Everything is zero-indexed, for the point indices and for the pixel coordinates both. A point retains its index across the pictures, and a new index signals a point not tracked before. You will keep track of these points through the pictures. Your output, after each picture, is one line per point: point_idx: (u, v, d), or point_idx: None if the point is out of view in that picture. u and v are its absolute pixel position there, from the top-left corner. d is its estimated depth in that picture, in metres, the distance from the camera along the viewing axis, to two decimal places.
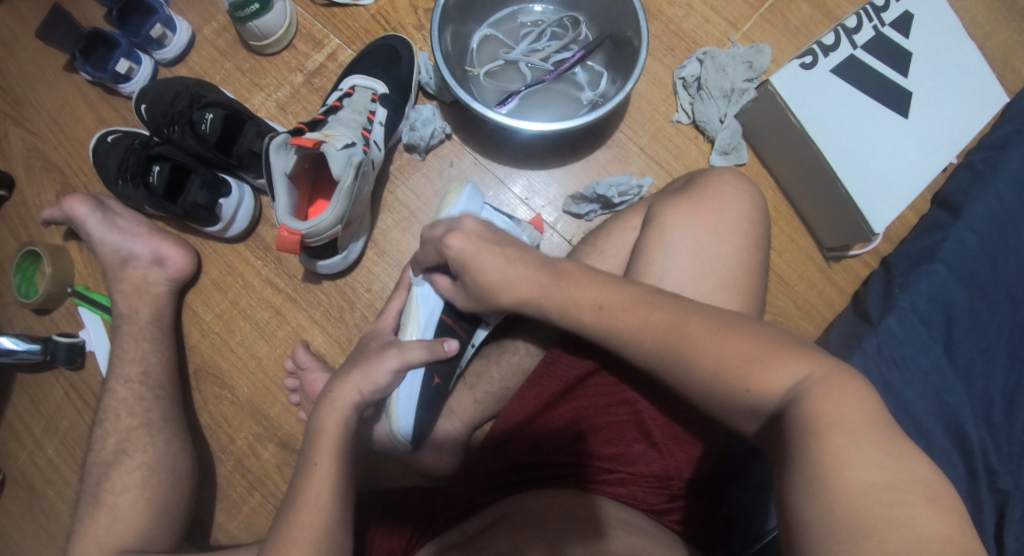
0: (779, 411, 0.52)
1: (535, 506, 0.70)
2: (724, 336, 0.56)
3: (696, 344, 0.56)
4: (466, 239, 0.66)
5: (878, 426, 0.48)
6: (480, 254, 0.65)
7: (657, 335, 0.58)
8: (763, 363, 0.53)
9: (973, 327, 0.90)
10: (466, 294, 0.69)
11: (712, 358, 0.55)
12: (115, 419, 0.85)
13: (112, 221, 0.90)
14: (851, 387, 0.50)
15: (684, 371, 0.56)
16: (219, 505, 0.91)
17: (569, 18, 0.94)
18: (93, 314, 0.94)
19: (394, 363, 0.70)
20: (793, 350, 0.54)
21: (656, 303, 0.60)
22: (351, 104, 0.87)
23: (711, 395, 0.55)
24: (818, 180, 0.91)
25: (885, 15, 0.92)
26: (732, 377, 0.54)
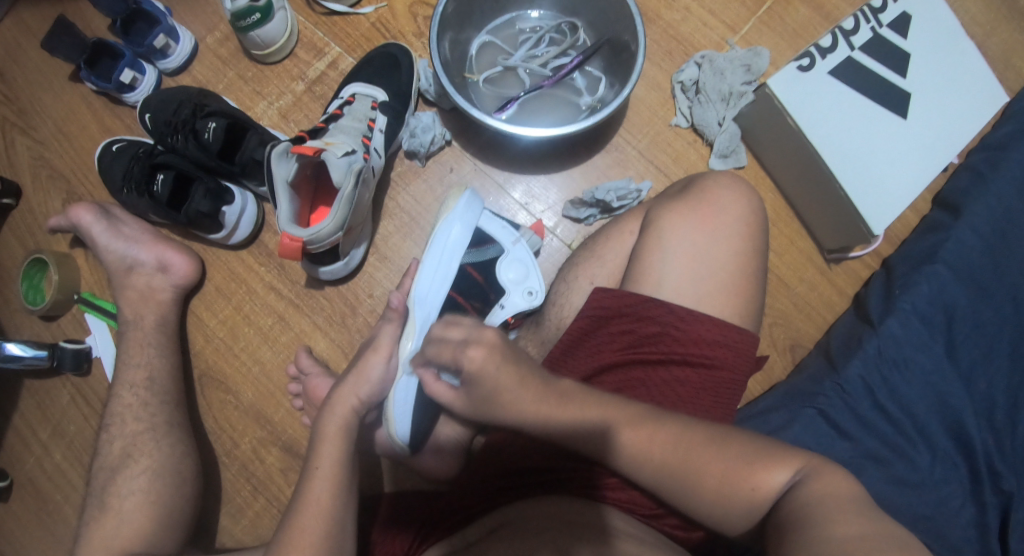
0: (777, 513, 0.56)
1: (535, 514, 0.70)
2: (710, 446, 0.60)
3: (699, 460, 0.59)
4: (488, 353, 0.63)
5: (856, 502, 0.54)
6: (502, 373, 0.63)
7: (664, 447, 0.60)
8: (748, 468, 0.58)
9: (974, 328, 0.90)
10: (467, 404, 0.65)
11: (714, 469, 0.59)
12: (121, 424, 0.86)
13: (117, 228, 0.91)
14: (834, 477, 0.57)
15: (686, 488, 0.60)
16: (224, 509, 0.92)
17: (567, 24, 0.94)
18: (98, 321, 0.96)
19: (382, 357, 0.74)
20: (776, 453, 0.59)
21: (655, 423, 0.62)
22: (351, 112, 0.89)
23: (713, 504, 0.59)
24: (816, 182, 0.92)
25: (882, 17, 0.92)
26: (735, 484, 0.58)
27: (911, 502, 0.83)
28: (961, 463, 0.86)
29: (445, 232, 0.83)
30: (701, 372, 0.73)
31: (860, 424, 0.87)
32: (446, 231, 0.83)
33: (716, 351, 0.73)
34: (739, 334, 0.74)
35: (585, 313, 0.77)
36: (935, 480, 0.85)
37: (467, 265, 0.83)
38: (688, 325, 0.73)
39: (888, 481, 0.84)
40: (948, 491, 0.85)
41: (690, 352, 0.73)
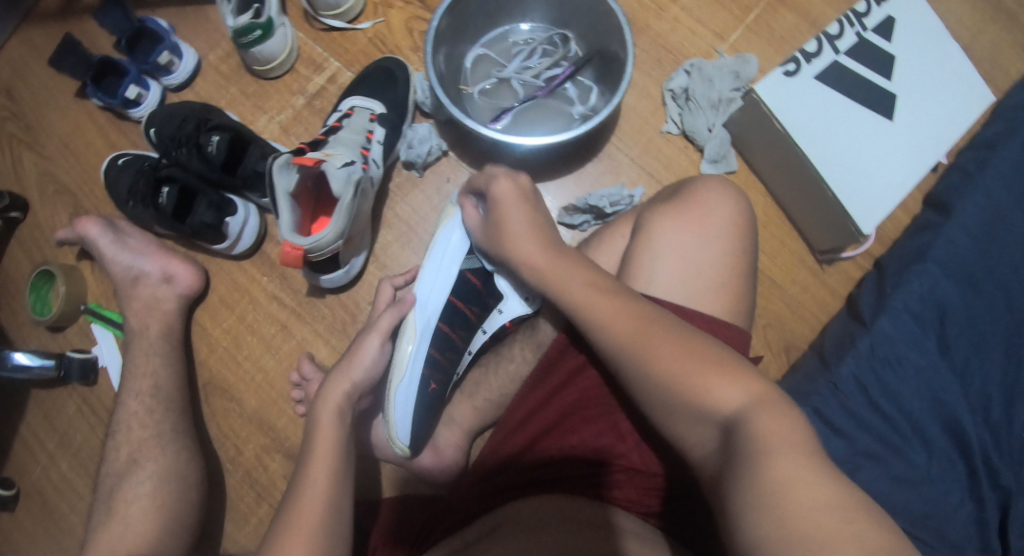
0: (726, 429, 0.54)
1: (537, 511, 0.72)
2: (674, 337, 0.60)
3: (661, 354, 0.59)
4: (512, 190, 0.71)
5: (810, 451, 0.51)
6: (513, 205, 0.71)
7: (631, 328, 0.62)
8: (700, 373, 0.57)
9: (966, 325, 0.92)
10: (483, 230, 0.75)
11: (671, 365, 0.58)
12: (127, 430, 0.87)
13: (122, 241, 0.94)
14: (786, 418, 0.53)
15: (645, 377, 0.60)
16: (228, 516, 0.93)
17: (559, 35, 0.97)
18: (104, 331, 0.98)
19: (376, 339, 0.78)
20: (738, 372, 0.57)
21: (632, 305, 0.64)
22: (350, 124, 0.90)
23: (666, 402, 0.58)
24: (805, 185, 0.94)
25: (867, 21, 0.95)
26: (687, 387, 0.57)
27: (908, 497, 0.85)
28: (956, 457, 0.88)
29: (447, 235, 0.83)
30: None
31: (855, 421, 0.88)
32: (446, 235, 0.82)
33: None
34: (733, 331, 0.76)
35: None
36: (932, 475, 0.86)
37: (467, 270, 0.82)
38: (683, 324, 0.75)
39: (884, 477, 0.86)
40: (946, 487, 0.86)
41: None
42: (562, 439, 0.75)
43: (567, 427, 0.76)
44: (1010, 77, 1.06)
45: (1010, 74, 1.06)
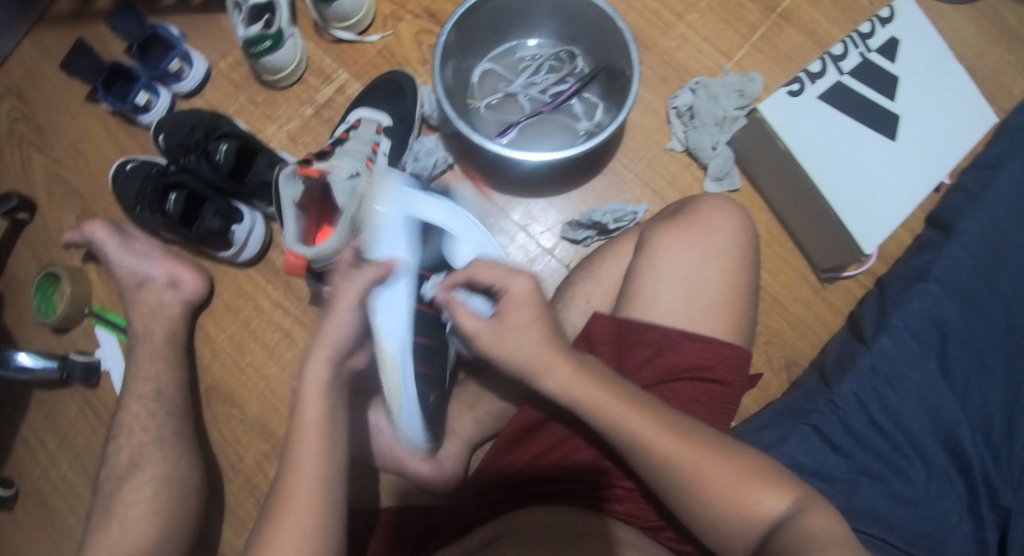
0: (773, 536, 0.62)
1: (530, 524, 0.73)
2: (716, 456, 0.65)
3: (704, 469, 0.64)
4: (525, 291, 0.68)
5: (843, 541, 0.62)
6: (529, 307, 0.68)
7: (675, 443, 0.64)
8: (746, 487, 0.63)
9: (967, 344, 0.92)
10: (491, 334, 0.68)
11: (718, 479, 0.64)
12: (129, 433, 0.88)
13: (129, 244, 0.95)
14: (822, 513, 0.63)
15: (687, 490, 0.64)
16: (227, 522, 0.94)
17: (565, 52, 0.98)
18: (108, 334, 0.98)
19: (350, 307, 0.68)
20: (770, 477, 0.64)
21: (670, 422, 0.66)
22: (357, 135, 0.91)
23: (710, 515, 0.64)
24: (806, 204, 0.95)
25: (870, 42, 0.96)
26: (734, 499, 0.63)
27: (909, 517, 0.85)
28: (956, 478, 0.88)
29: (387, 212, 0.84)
30: (695, 386, 0.75)
31: (855, 439, 0.89)
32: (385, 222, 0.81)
33: (708, 368, 0.76)
34: (730, 351, 0.77)
35: (583, 338, 0.80)
36: (933, 496, 0.87)
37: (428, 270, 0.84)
38: (679, 345, 0.76)
39: (883, 495, 0.86)
40: (945, 506, 0.86)
41: (681, 370, 0.75)
42: (563, 460, 0.76)
43: (568, 451, 0.77)
44: (1014, 97, 1.06)
45: (1014, 94, 1.06)
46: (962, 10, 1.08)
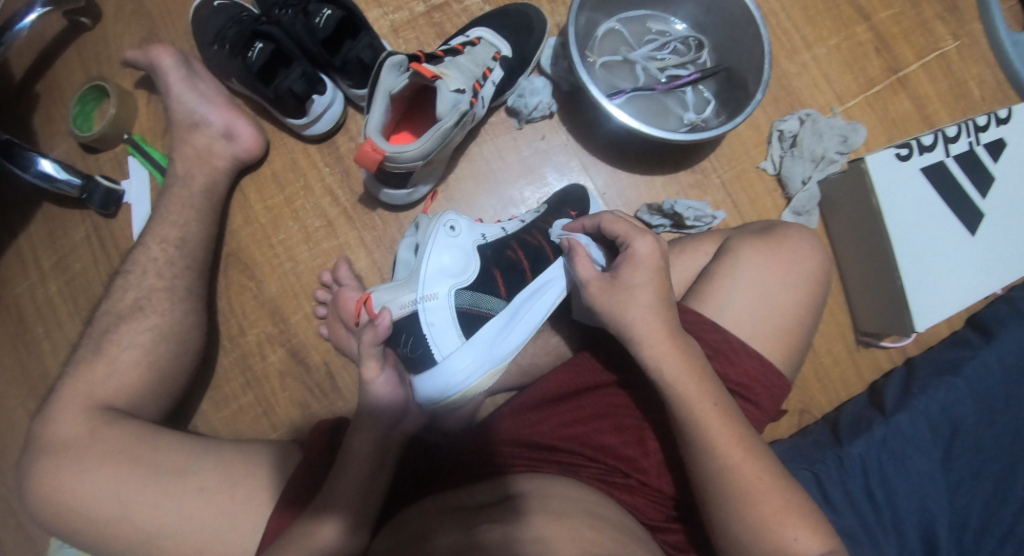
0: None
1: (553, 491, 0.70)
2: (771, 482, 0.67)
3: (757, 492, 0.66)
4: (653, 252, 0.73)
5: None
6: (647, 275, 0.72)
7: (737, 455, 0.67)
8: (788, 520, 0.66)
9: (973, 446, 0.93)
10: (603, 287, 0.73)
11: (766, 508, 0.66)
12: (140, 274, 0.82)
13: (193, 82, 0.88)
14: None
15: (734, 505, 0.66)
16: (210, 394, 0.90)
17: (695, 39, 0.94)
18: (140, 167, 0.91)
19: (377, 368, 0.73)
20: (813, 520, 0.67)
21: (739, 430, 0.68)
22: (472, 53, 0.86)
23: (747, 534, 0.66)
24: (876, 267, 0.93)
25: (983, 135, 0.94)
26: (771, 531, 0.65)
27: None
28: None
29: (457, 373, 0.80)
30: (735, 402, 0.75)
31: (848, 500, 0.90)
32: (461, 370, 0.80)
33: (751, 389, 0.76)
34: (778, 380, 0.77)
35: None
36: None
37: (495, 269, 0.82)
38: (733, 362, 0.76)
39: None
40: None
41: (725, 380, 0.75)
42: (586, 438, 0.76)
43: (593, 428, 0.77)
44: None
45: None
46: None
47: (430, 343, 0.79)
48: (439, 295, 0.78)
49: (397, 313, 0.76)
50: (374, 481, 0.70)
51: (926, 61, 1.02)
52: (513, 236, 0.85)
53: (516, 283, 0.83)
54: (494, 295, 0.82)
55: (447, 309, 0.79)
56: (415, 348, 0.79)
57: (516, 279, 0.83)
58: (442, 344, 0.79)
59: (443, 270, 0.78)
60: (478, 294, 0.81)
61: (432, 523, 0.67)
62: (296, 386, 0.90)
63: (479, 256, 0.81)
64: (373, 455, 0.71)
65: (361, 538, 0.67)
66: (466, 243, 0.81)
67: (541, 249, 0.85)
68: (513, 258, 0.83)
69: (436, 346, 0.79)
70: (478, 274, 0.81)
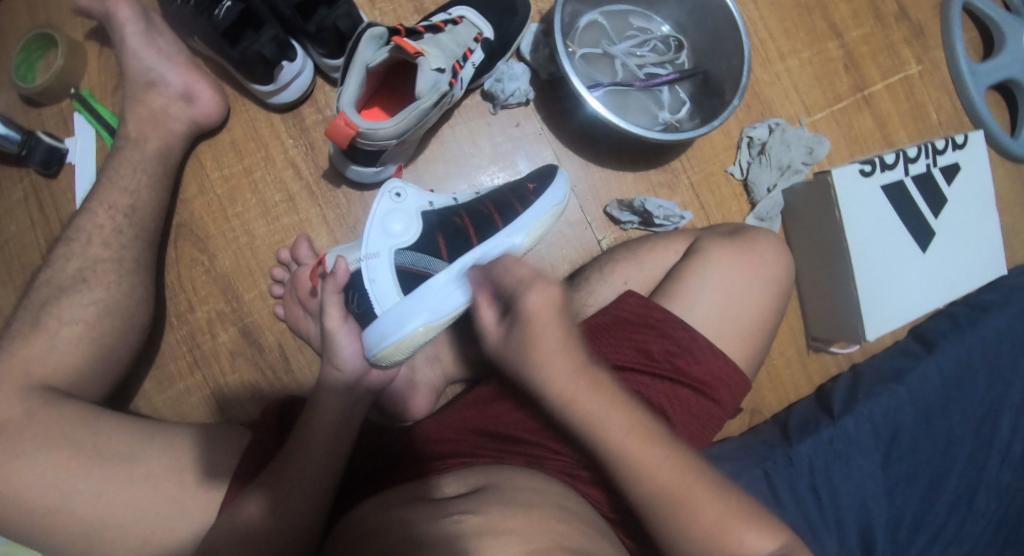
0: None
1: (519, 483, 0.70)
2: (712, 494, 0.66)
3: (699, 504, 0.65)
4: (550, 302, 0.65)
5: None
6: (547, 331, 0.65)
7: (668, 477, 0.65)
8: (733, 527, 0.65)
9: (910, 450, 0.99)
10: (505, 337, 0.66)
11: (709, 517, 0.65)
12: (85, 243, 0.77)
13: (153, 38, 0.82)
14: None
15: (673, 520, 0.65)
16: (153, 372, 0.85)
17: (675, 39, 0.95)
18: (87, 125, 0.84)
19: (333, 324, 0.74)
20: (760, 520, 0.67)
21: None
22: (454, 32, 0.83)
23: (692, 547, 0.65)
24: (832, 275, 0.96)
25: (939, 158, 0.98)
26: (715, 536, 0.65)
27: None
28: None
29: (396, 326, 0.73)
30: (697, 399, 0.76)
31: (795, 498, 0.93)
32: (402, 323, 0.73)
33: (713, 388, 0.77)
34: (739, 380, 0.78)
35: (607, 312, 0.80)
36: None
37: (438, 233, 0.78)
38: (697, 364, 0.77)
39: None
40: None
41: (692, 377, 0.77)
42: (552, 431, 0.76)
43: (557, 422, 0.76)
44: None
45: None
46: (1013, 165, 1.11)
47: (371, 299, 0.75)
48: (380, 254, 0.75)
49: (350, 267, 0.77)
50: (324, 467, 0.69)
51: (888, 82, 1.06)
52: (464, 205, 0.82)
53: (463, 248, 0.78)
54: (437, 258, 0.77)
55: (390, 266, 0.75)
56: (361, 304, 0.76)
57: (463, 244, 0.78)
58: (383, 300, 0.75)
59: (383, 229, 0.75)
60: (423, 255, 0.77)
61: (390, 515, 0.64)
62: (247, 367, 0.86)
63: (424, 220, 0.78)
64: (332, 438, 0.71)
65: (297, 525, 0.66)
66: (412, 208, 0.77)
67: (491, 218, 0.80)
68: (461, 225, 0.79)
69: (377, 302, 0.75)
70: (422, 236, 0.77)
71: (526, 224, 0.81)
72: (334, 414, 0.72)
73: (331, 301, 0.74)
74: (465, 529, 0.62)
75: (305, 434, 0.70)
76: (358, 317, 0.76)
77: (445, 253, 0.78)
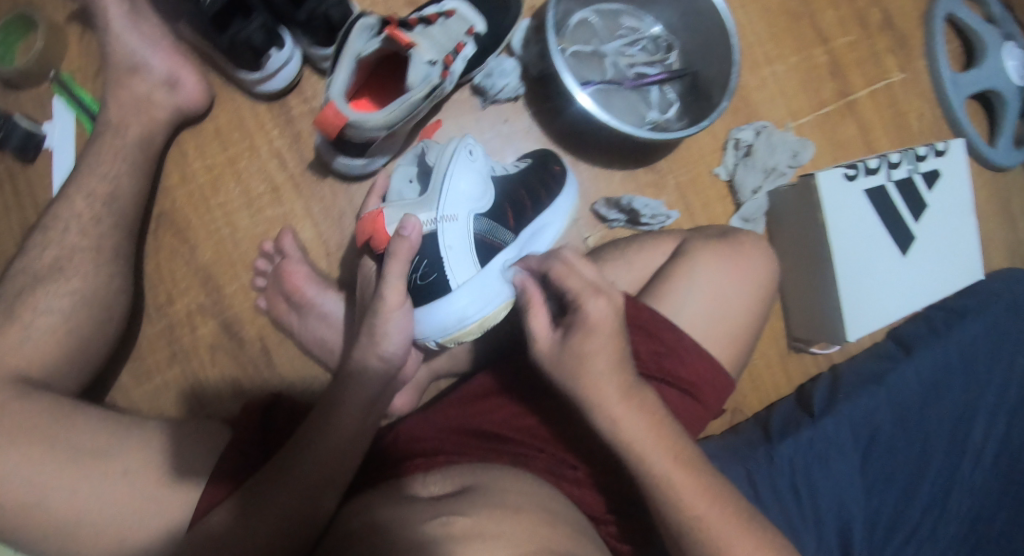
0: None
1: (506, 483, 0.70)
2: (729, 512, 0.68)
3: (715, 522, 0.67)
4: (608, 312, 0.68)
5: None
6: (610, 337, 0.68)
7: (700, 494, 0.67)
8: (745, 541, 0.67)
9: (887, 451, 1.00)
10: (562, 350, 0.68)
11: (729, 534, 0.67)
12: (62, 230, 0.75)
13: (137, 21, 0.80)
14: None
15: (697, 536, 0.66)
16: (130, 365, 0.83)
17: (665, 40, 0.95)
18: (65, 109, 0.82)
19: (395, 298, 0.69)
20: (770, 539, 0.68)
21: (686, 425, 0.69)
22: (446, 25, 0.81)
23: None
24: (814, 278, 0.98)
25: (922, 164, 1.00)
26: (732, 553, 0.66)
27: None
28: None
29: (469, 298, 0.76)
30: (681, 399, 0.78)
31: (776, 497, 0.94)
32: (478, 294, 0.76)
33: (696, 388, 0.78)
34: (722, 379, 0.79)
35: None
36: None
37: (507, 205, 0.78)
38: (681, 363, 0.78)
39: None
40: None
41: (674, 377, 0.78)
42: (536, 429, 0.77)
43: (543, 420, 0.78)
44: (998, 263, 1.14)
45: (997, 261, 1.14)
46: (989, 175, 1.13)
47: (446, 270, 0.74)
48: (458, 217, 0.74)
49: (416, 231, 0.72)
50: (354, 449, 0.69)
51: (872, 89, 1.07)
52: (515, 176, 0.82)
53: (524, 221, 0.80)
54: (504, 227, 0.78)
55: (467, 231, 0.74)
56: (429, 272, 0.73)
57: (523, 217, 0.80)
58: (457, 271, 0.75)
59: (462, 194, 0.73)
60: (495, 225, 0.77)
61: (380, 516, 0.63)
62: (227, 362, 0.84)
63: (494, 186, 0.78)
64: (362, 422, 0.71)
65: (306, 522, 0.65)
66: (483, 169, 0.77)
67: (541, 193, 0.83)
68: (520, 198, 0.80)
69: (452, 273, 0.74)
70: (494, 204, 0.77)
71: (564, 206, 0.86)
72: (350, 419, 0.70)
73: (393, 267, 0.68)
74: (453, 532, 0.61)
75: (328, 425, 0.69)
76: (421, 287, 0.74)
77: (511, 223, 0.79)
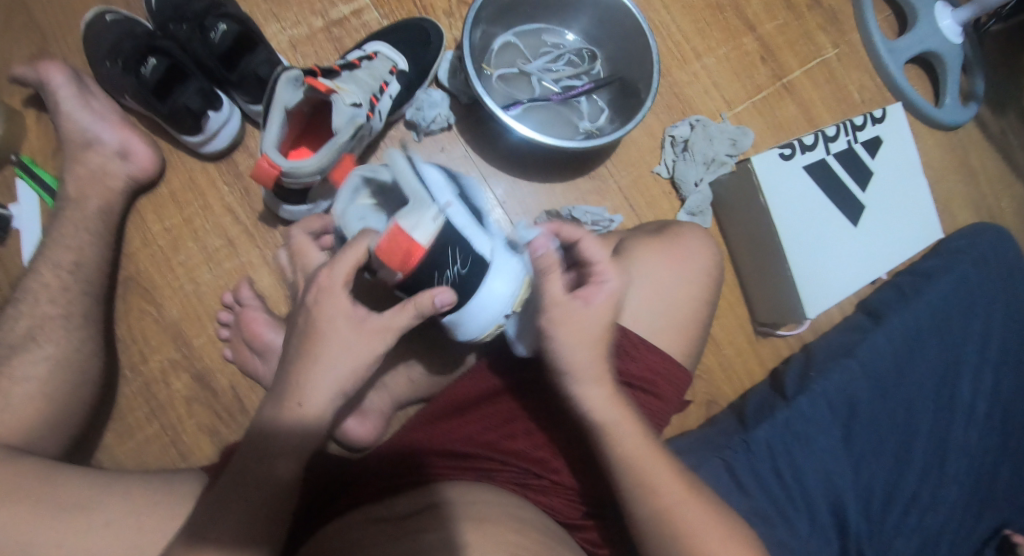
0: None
1: (473, 496, 0.72)
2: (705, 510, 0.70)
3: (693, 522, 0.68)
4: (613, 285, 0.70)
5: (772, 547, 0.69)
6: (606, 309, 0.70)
7: (677, 493, 0.69)
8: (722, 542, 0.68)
9: (869, 423, 1.00)
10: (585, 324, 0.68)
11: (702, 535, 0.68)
12: (33, 302, 0.80)
13: (86, 100, 0.86)
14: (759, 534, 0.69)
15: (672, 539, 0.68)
16: (112, 425, 0.87)
17: (588, 51, 0.98)
18: (30, 190, 0.88)
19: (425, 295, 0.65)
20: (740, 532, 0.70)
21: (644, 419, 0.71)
22: (370, 67, 0.87)
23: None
24: (768, 262, 0.99)
25: (860, 133, 1.02)
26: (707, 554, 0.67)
27: None
28: (833, 538, 0.95)
29: None
30: (638, 396, 0.79)
31: (758, 483, 0.94)
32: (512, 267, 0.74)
33: (654, 382, 0.80)
34: (679, 371, 0.81)
35: None
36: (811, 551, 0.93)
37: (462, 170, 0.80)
38: (633, 361, 0.79)
39: (771, 540, 0.91)
40: None
41: (629, 375, 0.79)
42: (497, 444, 0.78)
43: (506, 434, 0.79)
44: (962, 221, 1.14)
45: (961, 220, 1.14)
46: (939, 135, 1.13)
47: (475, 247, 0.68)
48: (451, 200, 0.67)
49: (434, 228, 0.65)
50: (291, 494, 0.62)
51: (807, 68, 1.09)
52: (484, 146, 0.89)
53: None
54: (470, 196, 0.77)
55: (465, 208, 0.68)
56: (463, 258, 0.68)
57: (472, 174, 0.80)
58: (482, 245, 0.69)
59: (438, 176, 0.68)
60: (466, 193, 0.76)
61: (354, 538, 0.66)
62: (203, 412, 0.89)
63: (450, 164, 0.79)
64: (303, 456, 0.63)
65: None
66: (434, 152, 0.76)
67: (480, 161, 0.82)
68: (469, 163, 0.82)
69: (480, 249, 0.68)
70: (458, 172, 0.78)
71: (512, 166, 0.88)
72: (291, 450, 0.62)
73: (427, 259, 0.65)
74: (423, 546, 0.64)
75: (264, 449, 0.62)
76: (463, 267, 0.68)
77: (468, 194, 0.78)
